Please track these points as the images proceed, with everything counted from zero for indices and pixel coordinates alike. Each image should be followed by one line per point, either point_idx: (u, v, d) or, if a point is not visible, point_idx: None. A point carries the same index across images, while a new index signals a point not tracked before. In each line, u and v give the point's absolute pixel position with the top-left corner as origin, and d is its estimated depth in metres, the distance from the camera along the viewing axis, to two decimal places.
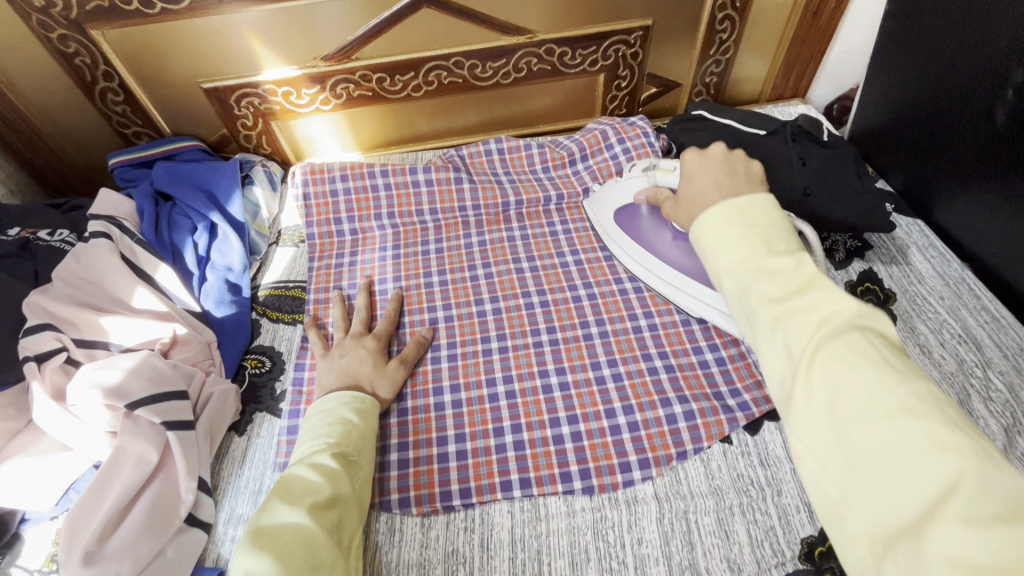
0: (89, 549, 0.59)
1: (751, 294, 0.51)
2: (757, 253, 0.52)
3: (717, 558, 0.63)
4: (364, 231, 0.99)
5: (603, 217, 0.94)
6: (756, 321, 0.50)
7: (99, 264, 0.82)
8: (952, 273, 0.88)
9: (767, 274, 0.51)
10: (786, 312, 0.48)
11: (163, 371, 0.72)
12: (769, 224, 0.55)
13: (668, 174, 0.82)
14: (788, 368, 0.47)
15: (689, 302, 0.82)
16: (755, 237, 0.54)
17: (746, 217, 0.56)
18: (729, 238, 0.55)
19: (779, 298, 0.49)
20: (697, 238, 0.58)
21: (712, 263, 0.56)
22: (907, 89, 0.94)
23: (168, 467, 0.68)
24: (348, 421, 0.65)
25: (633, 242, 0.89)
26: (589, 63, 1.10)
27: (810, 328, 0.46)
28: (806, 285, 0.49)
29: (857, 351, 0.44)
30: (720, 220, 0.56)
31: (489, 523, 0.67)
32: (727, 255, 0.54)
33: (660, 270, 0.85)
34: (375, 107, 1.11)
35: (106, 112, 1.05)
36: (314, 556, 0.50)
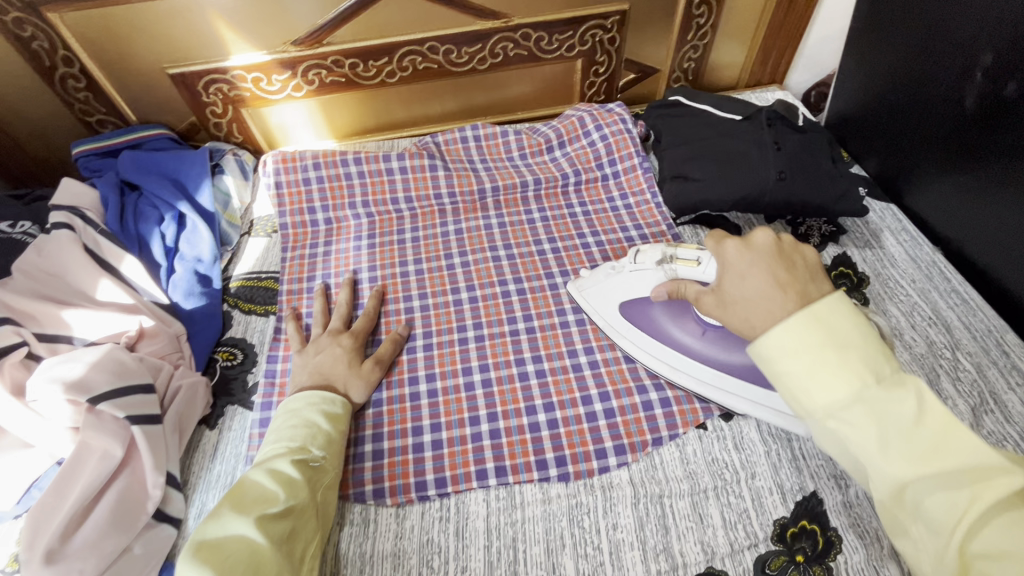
0: (50, 548, 0.57)
1: (869, 445, 0.44)
2: (867, 394, 0.44)
3: (691, 542, 0.63)
4: (338, 220, 0.97)
5: (603, 308, 0.79)
6: (879, 477, 0.44)
7: (61, 256, 0.80)
8: (923, 256, 0.89)
9: (887, 421, 0.43)
10: (924, 476, 0.42)
11: (129, 364, 0.70)
12: (863, 343, 0.46)
13: (692, 267, 0.68)
14: (934, 539, 0.42)
15: (735, 400, 0.70)
16: (855, 365, 0.45)
17: (837, 338, 0.46)
18: (826, 374, 0.45)
19: (915, 458, 0.42)
20: (768, 365, 0.49)
21: (804, 404, 0.47)
22: (880, 74, 0.94)
23: (135, 462, 0.66)
24: (314, 423, 0.64)
25: (652, 339, 0.76)
26: (567, 49, 1.09)
27: (960, 499, 0.41)
28: (938, 439, 0.42)
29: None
30: (805, 350, 0.46)
31: (465, 511, 0.67)
32: (824, 399, 0.46)
33: (694, 368, 0.73)
34: (349, 94, 1.09)
35: (68, 100, 1.01)
36: (257, 569, 0.49)
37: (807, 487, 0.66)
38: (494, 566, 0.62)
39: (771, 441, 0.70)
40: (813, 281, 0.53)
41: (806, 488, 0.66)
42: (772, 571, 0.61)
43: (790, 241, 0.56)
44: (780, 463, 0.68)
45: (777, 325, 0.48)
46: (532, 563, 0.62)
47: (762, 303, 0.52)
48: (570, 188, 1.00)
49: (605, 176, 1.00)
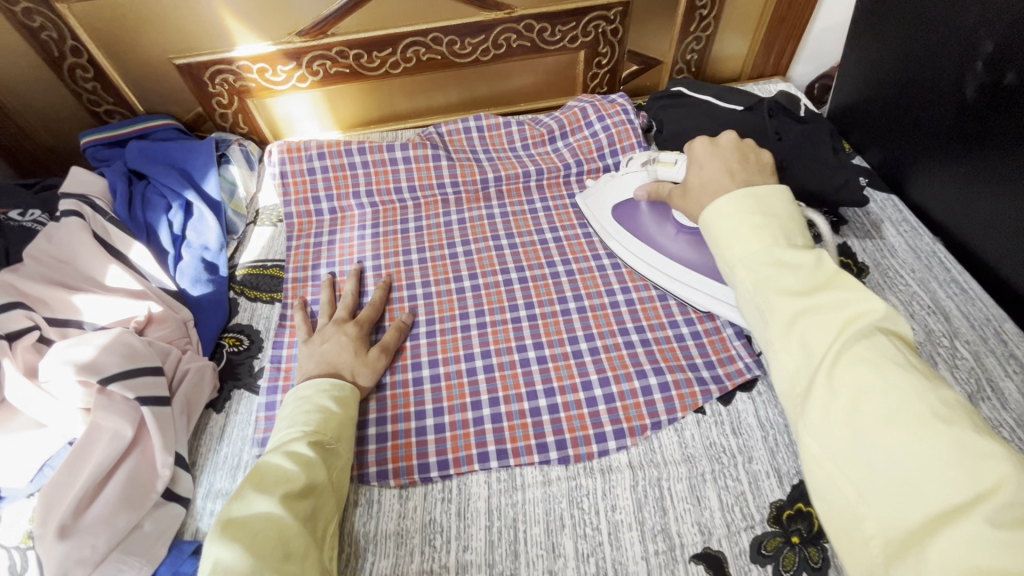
0: (64, 523, 0.59)
1: (770, 285, 0.52)
2: (774, 248, 0.54)
3: (689, 523, 0.64)
4: (342, 210, 0.98)
5: (599, 214, 0.91)
6: (773, 316, 0.51)
7: (70, 242, 0.81)
8: (923, 246, 0.89)
9: (787, 269, 0.52)
10: (806, 308, 0.49)
11: (138, 347, 0.71)
12: (787, 219, 0.57)
13: (669, 168, 0.81)
14: (807, 365, 0.48)
15: (698, 296, 0.79)
16: (771, 231, 0.56)
17: (764, 207, 0.58)
18: (748, 231, 0.56)
19: (801, 295, 0.50)
20: (710, 231, 0.60)
21: (728, 257, 0.57)
22: (882, 64, 0.94)
23: (144, 442, 0.68)
24: (325, 409, 0.65)
25: (634, 239, 0.86)
26: (570, 40, 1.09)
27: (833, 327, 0.47)
28: (825, 285, 0.50)
29: (881, 355, 0.44)
30: (736, 214, 0.58)
31: (466, 493, 0.68)
32: (739, 249, 0.56)
33: (665, 266, 0.82)
34: (353, 85, 1.09)
35: (76, 90, 1.02)
36: (287, 543, 0.50)
37: (804, 471, 0.67)
38: (495, 545, 0.64)
39: (769, 426, 0.71)
40: (759, 174, 0.66)
41: (803, 473, 0.67)
42: (769, 551, 0.62)
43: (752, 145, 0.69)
44: (777, 448, 0.69)
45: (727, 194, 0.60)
46: (532, 542, 0.64)
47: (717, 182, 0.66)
48: (571, 178, 1.01)
49: (607, 167, 1.01)
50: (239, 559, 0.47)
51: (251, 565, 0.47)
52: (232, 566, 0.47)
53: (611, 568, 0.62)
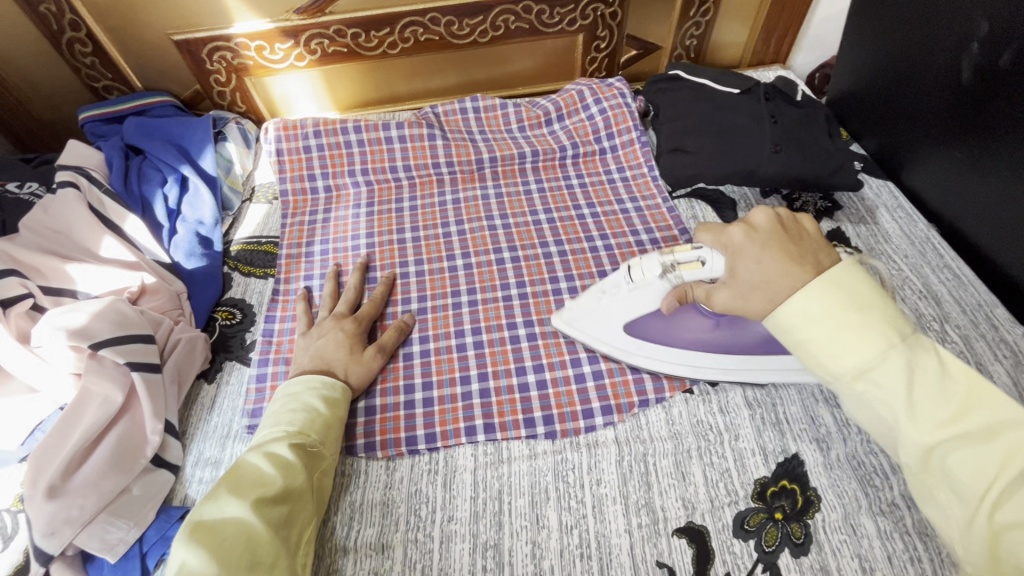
0: (53, 484, 0.60)
1: (898, 409, 0.46)
2: (891, 355, 0.47)
3: (673, 498, 0.65)
4: (338, 188, 0.99)
5: (605, 331, 0.74)
6: (906, 443, 0.46)
7: (66, 213, 0.82)
8: (918, 232, 0.89)
9: (919, 386, 0.46)
10: (952, 439, 0.44)
11: (129, 315, 0.72)
12: (883, 303, 0.49)
13: (698, 269, 0.64)
14: (962, 501, 0.43)
15: (762, 377, 0.72)
16: (877, 329, 0.48)
17: (861, 301, 0.49)
18: (848, 335, 0.48)
19: (942, 421, 0.44)
20: (789, 332, 0.53)
21: (830, 368, 0.50)
22: (880, 49, 0.93)
23: (135, 408, 0.69)
24: (313, 408, 0.62)
25: (662, 348, 0.73)
26: (568, 22, 1.09)
27: (991, 459, 0.42)
28: (966, 405, 0.44)
29: None
30: (825, 315, 0.50)
31: (453, 465, 0.69)
32: (843, 361, 0.49)
33: (716, 361, 0.72)
34: (351, 65, 1.09)
35: (75, 65, 1.02)
36: (254, 552, 0.47)
37: (789, 449, 0.67)
38: (479, 516, 0.64)
39: (756, 405, 0.72)
40: (818, 254, 0.57)
41: (789, 451, 0.67)
42: (751, 526, 0.62)
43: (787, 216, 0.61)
44: (764, 427, 0.70)
45: (796, 291, 0.52)
46: (516, 513, 0.64)
47: (781, 283, 0.54)
48: (567, 160, 1.01)
49: (603, 150, 1.01)
50: (204, 564, 0.45)
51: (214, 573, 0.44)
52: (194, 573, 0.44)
53: (594, 541, 0.62)
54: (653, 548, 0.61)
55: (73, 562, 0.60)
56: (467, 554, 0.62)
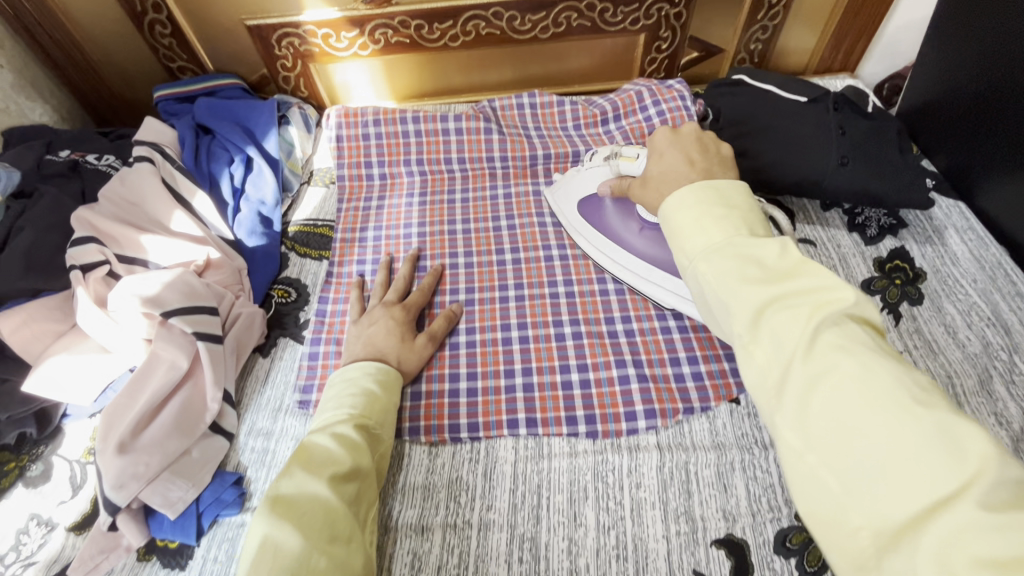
0: (123, 440, 0.64)
1: (733, 278, 0.45)
2: (736, 238, 0.47)
3: (713, 509, 0.64)
4: (392, 176, 1.01)
5: (564, 206, 0.90)
6: (734, 308, 0.44)
7: (141, 186, 0.86)
8: (988, 257, 0.84)
9: (751, 259, 0.45)
10: (776, 299, 0.42)
11: (197, 287, 0.76)
12: (746, 209, 0.50)
13: (631, 163, 0.78)
14: (777, 360, 0.41)
15: (662, 293, 0.78)
16: (731, 221, 0.48)
17: (724, 199, 0.51)
18: (708, 220, 0.49)
19: (768, 282, 0.43)
20: (670, 223, 0.53)
21: (685, 251, 0.50)
22: (964, 62, 0.89)
23: (197, 375, 0.72)
24: (370, 392, 0.64)
25: (598, 234, 0.84)
26: (631, 21, 1.08)
27: (803, 314, 0.41)
28: (793, 272, 0.43)
29: (854, 340, 0.39)
30: (694, 203, 0.51)
31: (493, 456, 0.70)
32: (696, 240, 0.49)
33: (629, 261, 0.81)
34: (412, 55, 1.11)
35: (154, 45, 1.08)
36: (333, 526, 0.50)
37: None
38: (517, 508, 0.65)
39: None
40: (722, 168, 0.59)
41: None
42: (794, 544, 0.61)
43: (715, 136, 0.63)
44: None
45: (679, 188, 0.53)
46: (554, 509, 0.65)
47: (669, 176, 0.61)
48: None
49: None
50: (289, 538, 0.47)
51: (301, 545, 0.47)
52: (281, 544, 0.47)
53: (631, 543, 0.62)
54: (690, 556, 0.61)
55: (137, 515, 0.64)
56: (505, 544, 0.63)
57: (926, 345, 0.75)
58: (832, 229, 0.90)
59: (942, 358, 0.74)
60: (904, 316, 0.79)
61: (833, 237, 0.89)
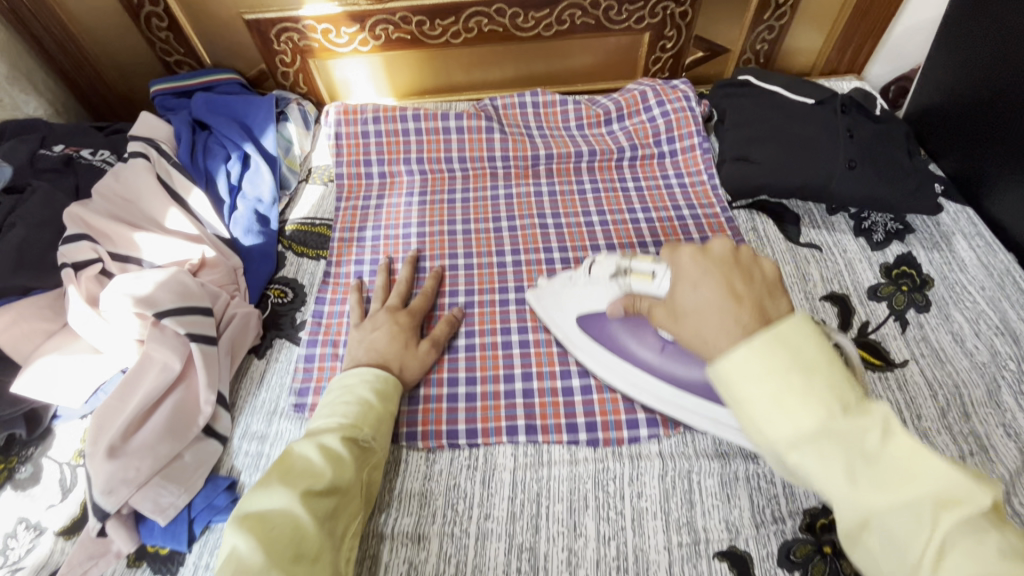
0: (114, 444, 0.63)
1: (837, 478, 0.38)
2: (833, 424, 0.39)
3: (716, 520, 0.63)
4: (391, 175, 0.99)
5: (560, 319, 0.76)
6: (840, 506, 0.39)
7: (135, 182, 0.85)
8: (997, 263, 0.83)
9: (858, 451, 0.39)
10: (890, 502, 0.37)
11: (191, 287, 0.74)
12: (830, 367, 0.41)
13: (647, 282, 0.64)
14: (898, 564, 0.37)
15: (697, 420, 0.67)
16: (821, 394, 0.40)
17: (802, 361, 0.41)
18: (794, 400, 0.40)
19: (879, 484, 0.38)
20: (726, 387, 0.43)
21: (763, 434, 0.42)
22: (974, 65, 0.87)
23: (190, 378, 0.71)
24: (366, 401, 0.62)
25: (610, 355, 0.72)
26: (636, 20, 1.06)
27: (924, 517, 0.36)
28: (905, 466, 0.38)
29: (985, 545, 0.35)
30: (763, 373, 0.41)
31: (492, 462, 0.69)
32: (780, 427, 0.40)
33: (652, 385, 0.69)
34: (412, 52, 1.09)
35: (150, 38, 1.06)
36: (298, 545, 0.49)
37: None
38: (516, 517, 0.64)
39: None
40: (769, 298, 0.50)
41: None
42: (798, 558, 0.60)
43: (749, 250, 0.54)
44: None
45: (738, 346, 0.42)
46: (553, 518, 0.64)
47: (712, 316, 0.49)
48: (624, 161, 0.99)
49: (662, 154, 0.98)
50: (253, 551, 0.47)
51: (261, 563, 0.46)
52: (243, 558, 0.46)
53: (632, 554, 0.61)
54: (692, 569, 0.60)
55: (127, 521, 0.62)
56: (502, 554, 0.61)
57: (933, 353, 0.74)
58: (837, 234, 0.88)
59: (949, 367, 0.73)
60: (911, 324, 0.78)
61: (839, 242, 0.87)
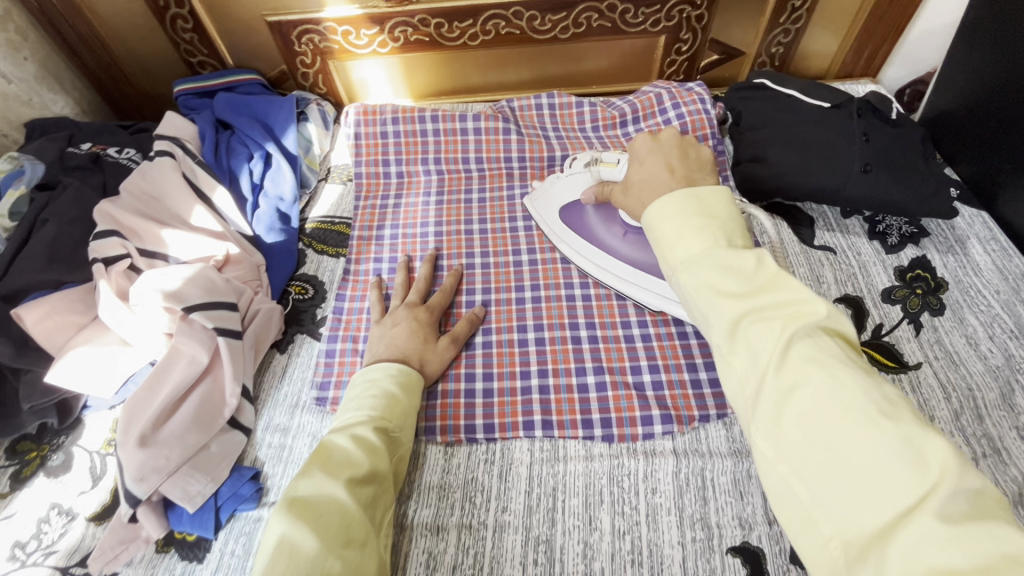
0: (144, 433, 0.65)
1: (713, 290, 0.47)
2: (716, 250, 0.48)
3: (729, 516, 0.64)
4: (409, 175, 1.01)
5: (547, 215, 0.89)
6: (714, 321, 0.46)
7: (162, 180, 0.87)
8: (1012, 268, 0.83)
9: (730, 270, 0.47)
10: (751, 311, 0.45)
11: (218, 283, 0.77)
12: (728, 219, 0.51)
13: (612, 168, 0.78)
14: (755, 370, 0.43)
15: (649, 296, 0.79)
16: (711, 230, 0.50)
17: (706, 208, 0.52)
18: (690, 232, 0.50)
19: (744, 295, 0.45)
20: (655, 229, 0.53)
21: (668, 260, 0.51)
22: (992, 69, 0.87)
23: (217, 370, 0.73)
24: (391, 394, 0.64)
25: (582, 240, 0.85)
26: (651, 23, 1.07)
27: (776, 327, 0.43)
28: (768, 284, 0.45)
29: (826, 354, 0.41)
30: (678, 213, 0.52)
31: (509, 457, 0.70)
32: (681, 250, 0.50)
33: (615, 265, 0.82)
34: (430, 53, 1.11)
35: (175, 39, 1.09)
36: (348, 530, 0.50)
37: None
38: (533, 510, 0.65)
39: None
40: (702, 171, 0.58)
41: None
42: None
43: (694, 139, 0.61)
44: None
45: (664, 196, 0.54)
46: (569, 512, 0.65)
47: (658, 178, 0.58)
48: None
49: None
50: (307, 537, 0.47)
51: (317, 547, 0.47)
52: (299, 544, 0.47)
53: (646, 549, 0.62)
54: (706, 563, 0.61)
55: (157, 508, 0.64)
56: (519, 547, 0.63)
57: (946, 356, 0.75)
58: (852, 237, 0.89)
59: (963, 370, 0.73)
60: (925, 327, 0.78)
61: (853, 245, 0.88)
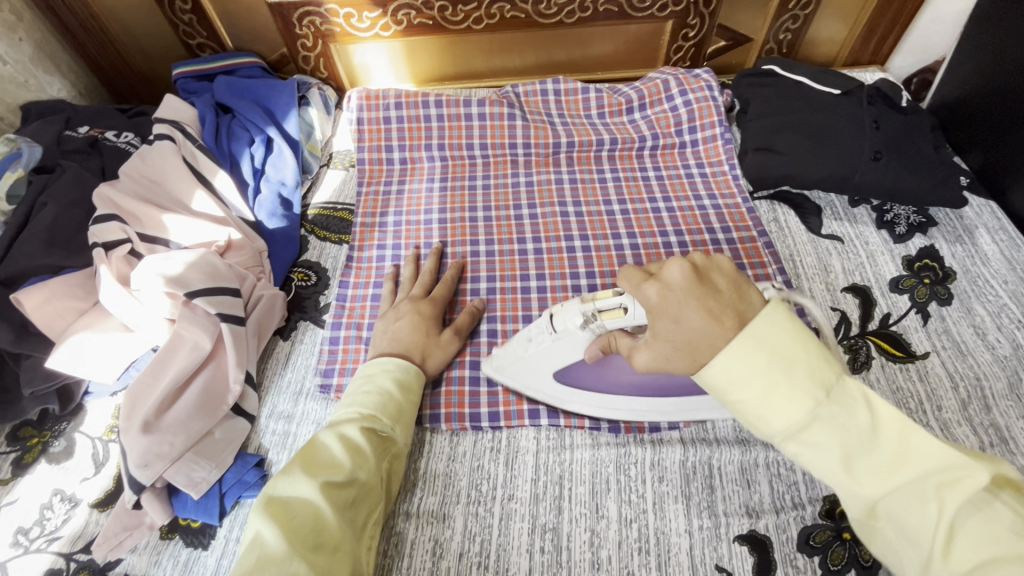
0: (147, 420, 0.65)
1: (837, 468, 0.40)
2: (821, 411, 0.40)
3: (736, 504, 0.64)
4: (412, 161, 0.99)
5: (534, 381, 0.69)
6: (847, 498, 0.41)
7: (162, 164, 0.86)
8: (1020, 258, 0.83)
9: (855, 443, 0.39)
10: (896, 489, 0.38)
11: (219, 268, 0.76)
12: (807, 355, 0.41)
13: (621, 318, 0.58)
14: (911, 545, 0.39)
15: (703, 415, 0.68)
16: (804, 381, 0.40)
17: (779, 350, 0.41)
18: (780, 396, 0.40)
19: (883, 472, 0.39)
20: (727, 393, 0.43)
21: (760, 428, 0.42)
22: (1001, 58, 0.86)
23: (220, 357, 0.72)
24: (386, 391, 0.63)
25: (597, 394, 0.69)
26: (659, 8, 1.05)
27: (929, 500, 0.38)
28: (901, 451, 0.39)
29: (998, 524, 0.36)
30: (751, 372, 0.41)
31: (515, 445, 0.70)
32: (778, 420, 0.40)
33: (653, 403, 0.68)
34: (434, 37, 1.09)
35: (174, 21, 1.06)
36: (319, 533, 0.49)
37: None
38: (539, 498, 0.65)
39: None
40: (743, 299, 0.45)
41: None
42: (817, 543, 0.60)
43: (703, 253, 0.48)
44: None
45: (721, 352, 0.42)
46: (576, 500, 0.65)
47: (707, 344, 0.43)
48: (645, 150, 0.98)
49: (683, 143, 0.98)
50: (276, 539, 0.47)
51: (284, 549, 0.46)
52: (267, 545, 0.47)
53: (653, 536, 0.62)
54: (713, 551, 0.61)
55: (161, 495, 0.64)
56: (525, 534, 0.63)
57: (955, 346, 0.74)
58: (860, 226, 0.88)
59: (971, 359, 0.73)
60: (932, 316, 0.78)
61: (861, 234, 0.87)
